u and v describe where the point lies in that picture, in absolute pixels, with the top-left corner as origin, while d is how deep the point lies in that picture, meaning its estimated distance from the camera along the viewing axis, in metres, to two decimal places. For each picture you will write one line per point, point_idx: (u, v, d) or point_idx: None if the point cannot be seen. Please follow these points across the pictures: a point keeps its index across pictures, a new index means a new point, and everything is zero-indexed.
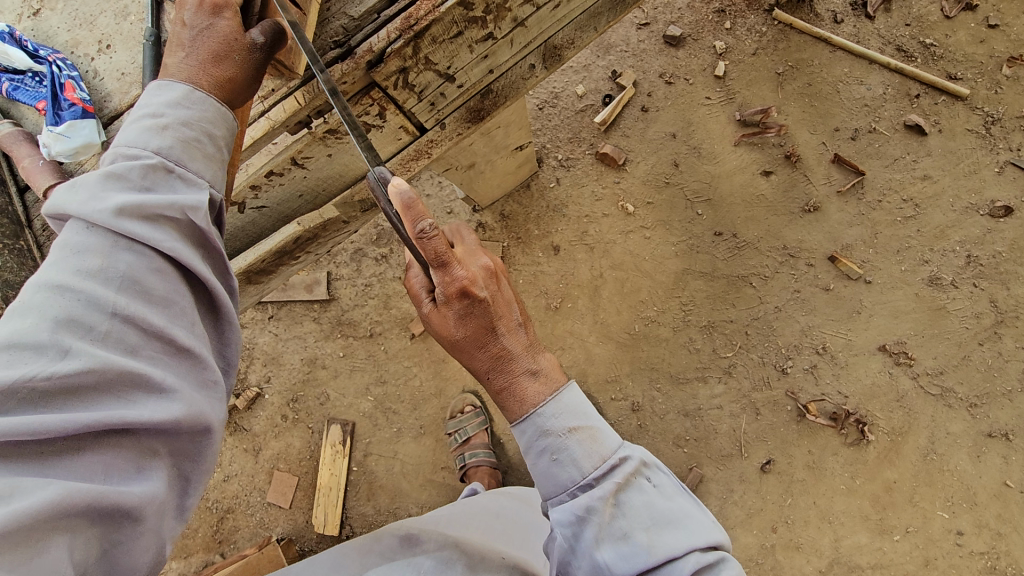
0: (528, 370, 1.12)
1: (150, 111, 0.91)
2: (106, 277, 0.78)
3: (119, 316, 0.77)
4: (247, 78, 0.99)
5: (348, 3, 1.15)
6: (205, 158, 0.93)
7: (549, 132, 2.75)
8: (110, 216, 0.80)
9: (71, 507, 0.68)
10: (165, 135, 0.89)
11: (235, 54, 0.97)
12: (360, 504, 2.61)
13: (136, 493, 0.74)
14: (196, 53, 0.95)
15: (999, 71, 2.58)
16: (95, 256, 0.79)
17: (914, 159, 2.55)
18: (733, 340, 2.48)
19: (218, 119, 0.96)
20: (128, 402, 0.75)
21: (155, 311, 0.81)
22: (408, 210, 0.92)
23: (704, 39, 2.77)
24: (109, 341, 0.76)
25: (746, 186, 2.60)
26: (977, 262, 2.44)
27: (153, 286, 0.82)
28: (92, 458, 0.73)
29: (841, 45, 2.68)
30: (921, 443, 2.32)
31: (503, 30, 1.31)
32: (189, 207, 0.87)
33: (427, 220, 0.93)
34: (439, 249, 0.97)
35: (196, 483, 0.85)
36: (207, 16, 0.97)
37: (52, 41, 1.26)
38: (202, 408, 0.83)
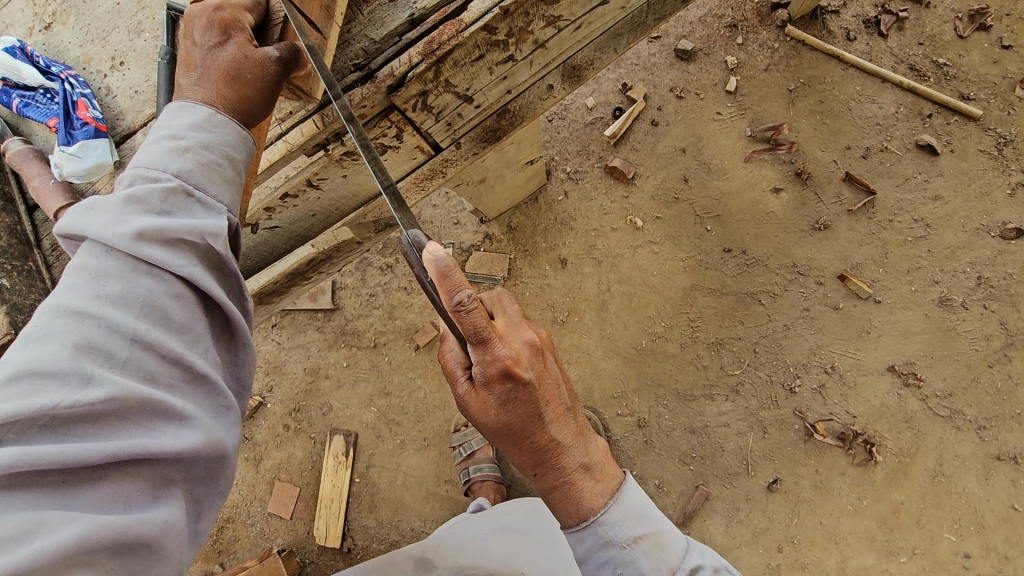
0: (531, 388, 1.01)
1: (171, 132, 0.88)
2: (125, 301, 0.76)
3: (139, 342, 0.75)
4: (260, 98, 0.94)
5: (368, 26, 1.14)
6: (225, 181, 0.90)
7: (559, 144, 2.73)
8: (128, 240, 0.77)
9: (96, 543, 0.65)
10: (186, 158, 0.86)
11: (246, 73, 0.91)
12: (362, 516, 2.58)
13: (158, 525, 0.71)
14: (209, 76, 0.91)
15: (1012, 92, 2.57)
16: (115, 280, 0.76)
17: (925, 179, 2.53)
18: (741, 357, 2.47)
19: (240, 143, 0.93)
20: (148, 430, 0.73)
21: (173, 337, 0.78)
22: (443, 281, 0.88)
23: (715, 54, 2.75)
24: (129, 367, 0.73)
25: (756, 202, 2.59)
26: (988, 284, 2.42)
27: (172, 310, 0.79)
28: (115, 488, 0.70)
29: (853, 63, 2.67)
30: (928, 465, 2.31)
31: (524, 52, 1.29)
32: (209, 232, 0.84)
33: (464, 291, 0.90)
34: (477, 324, 0.95)
35: (208, 511, 0.82)
36: (217, 34, 0.92)
37: (63, 56, 1.24)
38: (217, 434, 0.81)
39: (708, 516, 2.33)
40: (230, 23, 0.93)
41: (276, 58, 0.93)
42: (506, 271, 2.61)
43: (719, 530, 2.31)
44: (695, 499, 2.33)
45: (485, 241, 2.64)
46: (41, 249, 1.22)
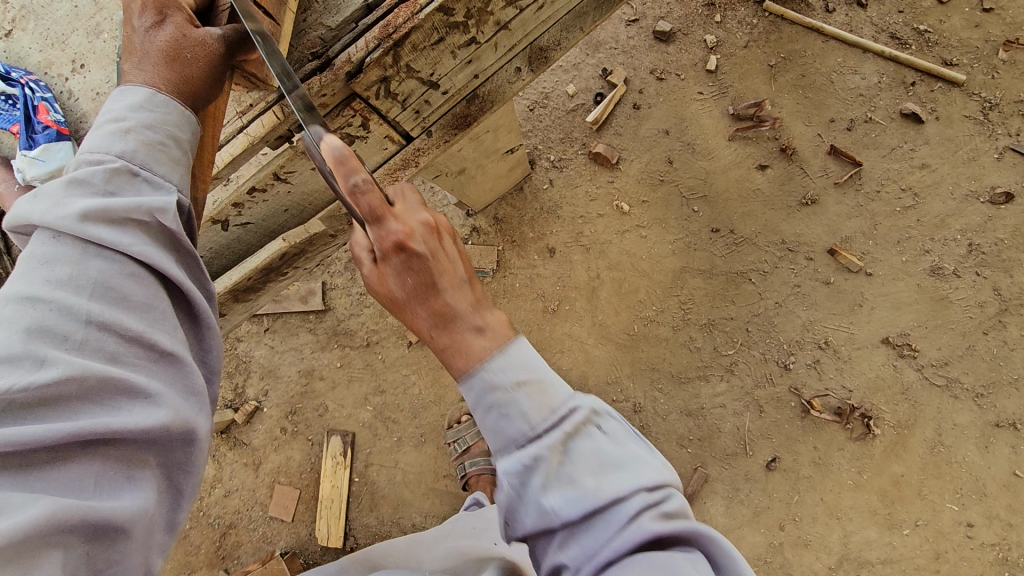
0: (474, 326, 0.88)
1: (112, 116, 0.87)
2: (78, 284, 0.75)
3: (96, 323, 0.74)
4: (204, 78, 0.92)
5: (325, 13, 1.13)
6: (172, 162, 0.89)
7: (541, 132, 2.72)
8: (74, 222, 0.77)
9: (61, 521, 0.64)
10: (128, 139, 0.85)
11: (187, 52, 0.90)
12: (363, 515, 2.58)
13: (125, 504, 0.71)
14: (148, 58, 0.90)
15: (995, 56, 2.54)
16: (66, 265, 0.76)
17: (912, 148, 2.51)
18: (734, 337, 2.45)
19: (184, 121, 0.92)
20: (112, 409, 0.72)
21: (132, 318, 0.78)
22: (340, 166, 0.85)
23: (694, 34, 2.73)
24: (88, 348, 0.73)
25: (741, 180, 2.57)
26: (979, 250, 2.40)
27: (129, 291, 0.79)
28: (80, 468, 0.69)
29: (833, 35, 2.64)
30: (927, 436, 2.29)
31: (486, 34, 1.28)
32: (156, 209, 0.84)
33: (361, 173, 0.86)
34: (374, 206, 0.88)
35: (186, 495, 0.81)
36: (154, 16, 0.91)
37: (24, 62, 1.23)
38: (189, 414, 0.80)
39: (708, 497, 2.32)
40: (166, 4, 0.93)
41: (217, 37, 0.93)
42: (494, 263, 2.60)
43: (720, 511, 2.30)
44: (694, 482, 2.32)
45: (472, 234, 2.64)
46: (12, 256, 1.21)
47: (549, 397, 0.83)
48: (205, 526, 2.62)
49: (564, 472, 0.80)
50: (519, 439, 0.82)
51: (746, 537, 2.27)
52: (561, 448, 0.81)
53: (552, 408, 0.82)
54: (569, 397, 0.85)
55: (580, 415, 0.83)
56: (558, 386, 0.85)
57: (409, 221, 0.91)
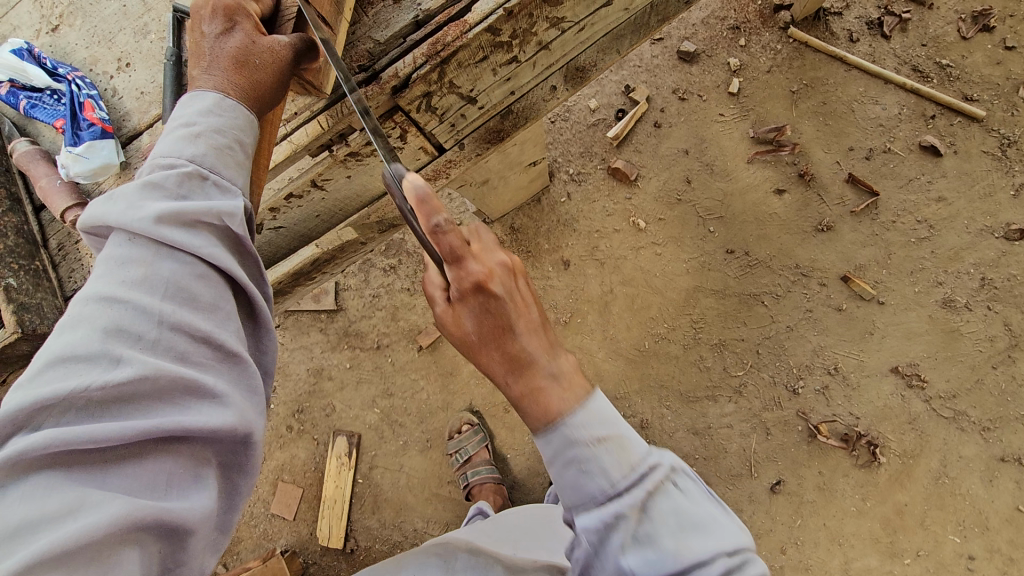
0: (549, 373, 0.89)
1: (182, 121, 0.88)
2: (150, 284, 0.76)
3: (167, 323, 0.75)
4: (270, 84, 0.93)
5: (373, 28, 1.13)
6: (238, 165, 0.90)
7: (561, 145, 2.74)
8: (149, 224, 0.78)
9: (136, 523, 0.65)
10: (198, 143, 0.86)
11: (255, 58, 0.91)
12: (365, 517, 2.58)
13: (193, 506, 0.71)
14: (218, 62, 0.91)
15: (1015, 94, 2.57)
16: (139, 265, 0.77)
17: (929, 180, 2.53)
18: (744, 359, 2.47)
19: (248, 126, 0.92)
20: (181, 409, 0.73)
21: (201, 318, 0.79)
22: (422, 204, 0.87)
23: (718, 56, 2.76)
24: (159, 348, 0.74)
25: (758, 203, 2.59)
26: (991, 285, 2.42)
27: (198, 291, 0.80)
28: (154, 468, 0.70)
29: (856, 64, 2.67)
30: (932, 467, 2.30)
31: (527, 53, 1.30)
32: (226, 213, 0.85)
33: (485, 321, 0.89)
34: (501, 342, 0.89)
35: (243, 495, 0.82)
36: (223, 22, 0.92)
37: (70, 58, 1.25)
38: (251, 418, 0.80)
39: None
40: (235, 11, 0.94)
41: (285, 44, 0.94)
42: None
43: None
44: None
45: None
46: (48, 248, 1.23)
47: (629, 454, 0.85)
48: None
49: (642, 530, 0.82)
50: (597, 495, 0.84)
51: None
52: (640, 507, 0.82)
53: (633, 465, 0.84)
54: (648, 454, 0.86)
55: (661, 472, 0.85)
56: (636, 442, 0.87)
57: (487, 261, 0.92)
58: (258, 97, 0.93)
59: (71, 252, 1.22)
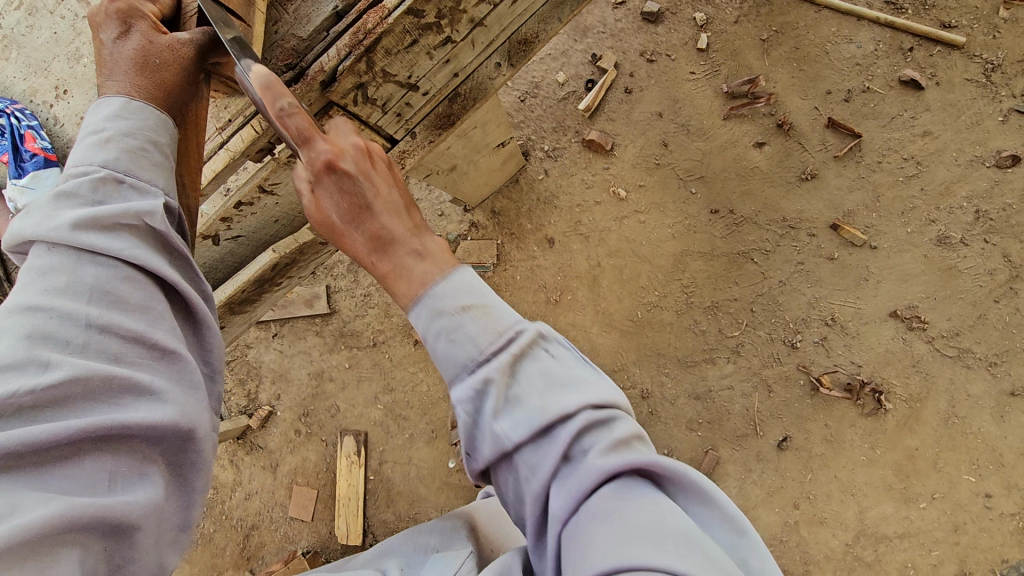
0: (413, 250, 0.91)
1: (92, 128, 0.89)
2: (74, 291, 0.79)
3: (94, 327, 0.78)
4: (177, 81, 0.93)
5: (296, 25, 1.13)
6: (155, 165, 0.91)
7: (533, 123, 2.70)
8: (66, 232, 0.80)
9: (75, 517, 0.68)
10: (109, 147, 0.87)
11: (155, 58, 0.91)
12: (381, 512, 2.63)
13: (137, 500, 0.75)
14: (120, 68, 0.91)
15: (996, 15, 2.46)
16: (62, 274, 0.80)
17: (912, 116, 2.45)
18: (739, 318, 2.44)
19: (161, 125, 0.93)
20: (119, 407, 0.76)
21: (131, 318, 0.81)
22: (345, 232, 0.88)
23: (683, 13, 2.69)
24: (89, 352, 0.77)
25: (739, 159, 2.54)
26: (987, 217, 2.34)
27: (126, 293, 0.82)
28: (94, 464, 0.73)
29: (827, 4, 2.58)
30: (940, 408, 2.26)
31: (461, 32, 1.27)
32: (145, 212, 0.86)
33: (389, 262, 0.87)
34: (412, 300, 0.89)
35: (199, 490, 0.86)
36: (119, 26, 0.92)
37: (10, 91, 1.26)
38: (192, 412, 0.83)
39: (720, 480, 2.32)
40: (130, 14, 0.93)
41: (184, 40, 0.93)
42: (494, 257, 2.61)
43: (733, 493, 2.30)
44: (705, 465, 2.32)
45: (470, 229, 2.65)
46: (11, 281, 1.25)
47: (494, 320, 0.85)
48: (229, 529, 2.70)
49: None
50: None
51: (760, 517, 2.27)
52: None
53: None
54: (514, 321, 0.86)
55: None
56: (502, 310, 0.87)
57: (339, 145, 0.93)
58: (168, 94, 0.94)
59: None
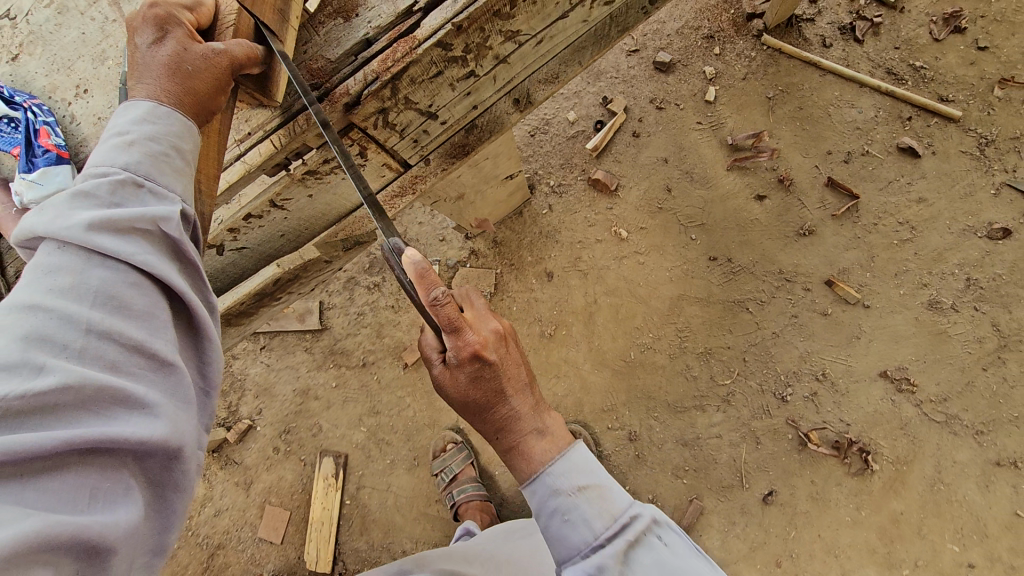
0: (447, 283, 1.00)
1: (116, 131, 0.89)
2: (78, 293, 0.77)
3: (96, 332, 0.76)
4: (206, 90, 0.93)
5: (324, 46, 1.13)
6: (176, 173, 0.91)
7: (541, 158, 2.75)
8: (79, 231, 0.79)
9: (54, 538, 0.64)
10: (132, 152, 0.87)
11: (187, 65, 0.91)
12: (353, 539, 2.55)
13: (117, 522, 0.72)
14: (152, 72, 0.91)
15: (991, 93, 2.57)
16: (69, 274, 0.78)
17: (908, 182, 2.52)
18: (731, 367, 2.44)
19: (186, 133, 0.93)
20: (110, 418, 0.74)
21: (133, 326, 0.80)
22: (422, 279, 1.00)
23: (693, 65, 2.78)
24: (86, 357, 0.74)
25: (740, 210, 2.58)
26: (977, 285, 2.39)
27: (131, 299, 0.81)
28: (78, 479, 0.70)
29: (831, 69, 2.68)
30: (926, 472, 2.26)
31: (485, 67, 1.30)
32: (161, 218, 0.86)
33: (439, 287, 1.00)
34: (451, 315, 1.03)
35: (177, 514, 0.82)
36: (154, 32, 0.92)
37: (29, 86, 1.25)
38: (183, 428, 0.81)
39: (703, 531, 2.28)
40: (167, 20, 0.93)
41: (219, 50, 0.93)
42: (491, 286, 2.62)
43: (715, 545, 2.26)
44: (689, 515, 2.28)
45: (470, 256, 2.67)
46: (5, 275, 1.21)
47: None
48: (193, 547, 2.59)
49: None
50: (583, 547, 1.00)
51: (741, 572, 2.23)
52: (623, 558, 0.96)
53: (615, 517, 1.01)
54: None
55: (640, 523, 1.01)
56: None
57: None
58: (195, 99, 0.93)
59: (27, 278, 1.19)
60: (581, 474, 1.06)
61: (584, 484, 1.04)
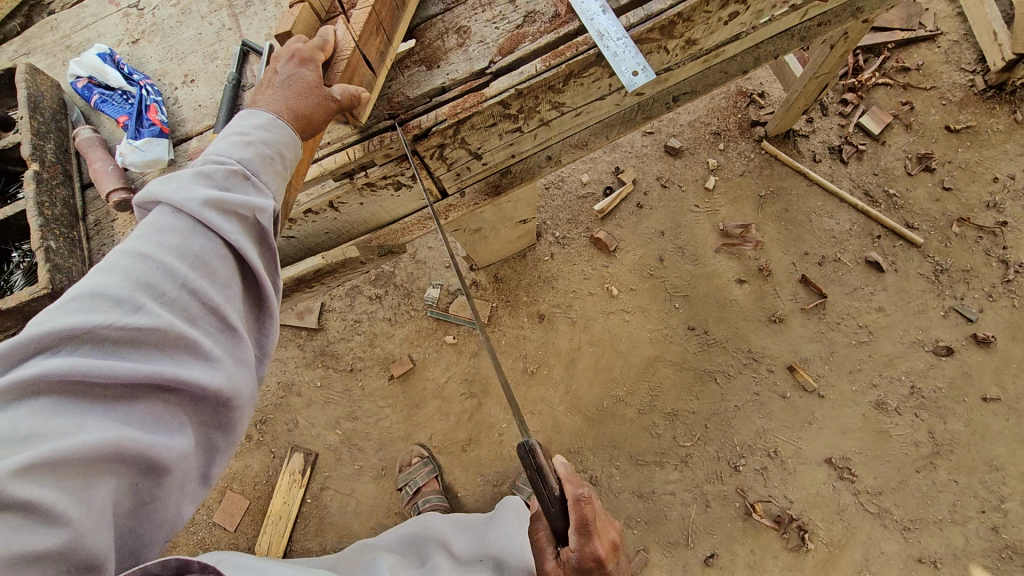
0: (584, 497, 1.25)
1: (238, 130, 1.04)
2: (180, 252, 0.89)
3: (187, 286, 0.87)
4: (321, 121, 1.15)
5: (407, 86, 1.35)
6: (275, 173, 1.06)
7: (551, 210, 3.01)
8: (193, 204, 0.92)
9: (120, 450, 0.75)
10: (247, 149, 1.02)
11: (315, 98, 1.13)
12: (307, 539, 2.62)
13: (171, 450, 0.81)
14: (284, 93, 1.09)
15: (950, 228, 2.82)
16: (176, 236, 0.90)
17: (872, 292, 2.78)
18: (693, 430, 2.63)
19: (290, 144, 1.10)
20: (180, 361, 0.83)
21: (215, 289, 0.91)
22: (569, 481, 1.27)
23: (699, 154, 3.08)
24: (175, 305, 0.85)
25: (721, 289, 2.83)
26: (920, 393, 2.63)
27: (218, 268, 0.93)
28: (145, 407, 0.80)
29: (817, 182, 2.94)
30: (856, 558, 2.43)
31: (530, 126, 1.53)
32: (256, 208, 1.00)
33: (583, 488, 1.26)
34: (587, 519, 1.24)
35: (222, 456, 0.92)
36: (296, 65, 1.13)
37: (143, 67, 1.46)
38: (239, 383, 0.90)
39: None
40: (306, 58, 1.14)
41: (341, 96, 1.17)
42: (485, 317, 2.85)
43: None
44: (633, 563, 2.41)
45: (472, 287, 2.90)
46: (85, 223, 1.36)
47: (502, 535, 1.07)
48: None
49: None
50: None
51: None
52: None
53: None
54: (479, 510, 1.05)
55: None
56: None
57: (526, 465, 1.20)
58: (307, 119, 1.12)
59: (105, 228, 1.35)
60: None
61: None
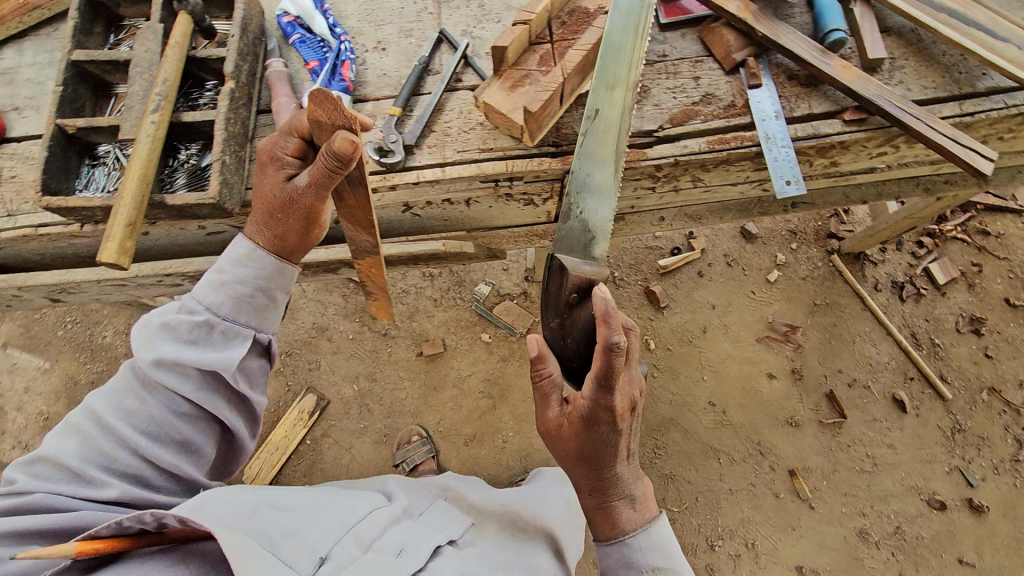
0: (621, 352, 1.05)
1: (220, 267, 1.27)
2: (127, 450, 1.19)
3: (135, 456, 1.20)
4: (297, 221, 1.24)
5: (578, 121, 1.42)
6: (250, 308, 1.30)
7: (618, 252, 3.17)
8: (152, 365, 1.19)
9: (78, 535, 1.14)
10: (220, 291, 1.26)
11: (290, 208, 1.22)
12: (294, 477, 2.70)
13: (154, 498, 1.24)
14: (263, 228, 1.27)
15: (980, 393, 2.88)
16: (133, 399, 1.21)
17: (888, 427, 2.81)
18: (683, 499, 2.70)
19: (274, 270, 1.30)
20: (139, 487, 1.22)
21: (162, 449, 1.23)
22: (606, 319, 1.06)
23: (770, 247, 3.17)
24: (123, 471, 1.20)
25: (750, 377, 2.89)
26: (902, 535, 2.62)
27: (162, 454, 1.22)
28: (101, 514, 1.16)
29: (872, 308, 3.01)
30: None
31: (665, 189, 1.59)
32: (220, 366, 1.24)
33: (620, 334, 1.05)
34: (613, 365, 1.06)
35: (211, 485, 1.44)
36: (288, 135, 1.21)
37: (343, 22, 1.57)
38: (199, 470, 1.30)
39: None
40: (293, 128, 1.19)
41: (295, 188, 1.18)
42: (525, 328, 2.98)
43: None
44: None
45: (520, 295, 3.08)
46: (251, 144, 1.44)
47: None
48: None
49: None
50: None
51: None
52: None
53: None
54: None
55: None
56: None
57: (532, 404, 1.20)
58: (279, 239, 1.27)
59: None
60: (660, 557, 1.22)
61: (662, 568, 1.22)
